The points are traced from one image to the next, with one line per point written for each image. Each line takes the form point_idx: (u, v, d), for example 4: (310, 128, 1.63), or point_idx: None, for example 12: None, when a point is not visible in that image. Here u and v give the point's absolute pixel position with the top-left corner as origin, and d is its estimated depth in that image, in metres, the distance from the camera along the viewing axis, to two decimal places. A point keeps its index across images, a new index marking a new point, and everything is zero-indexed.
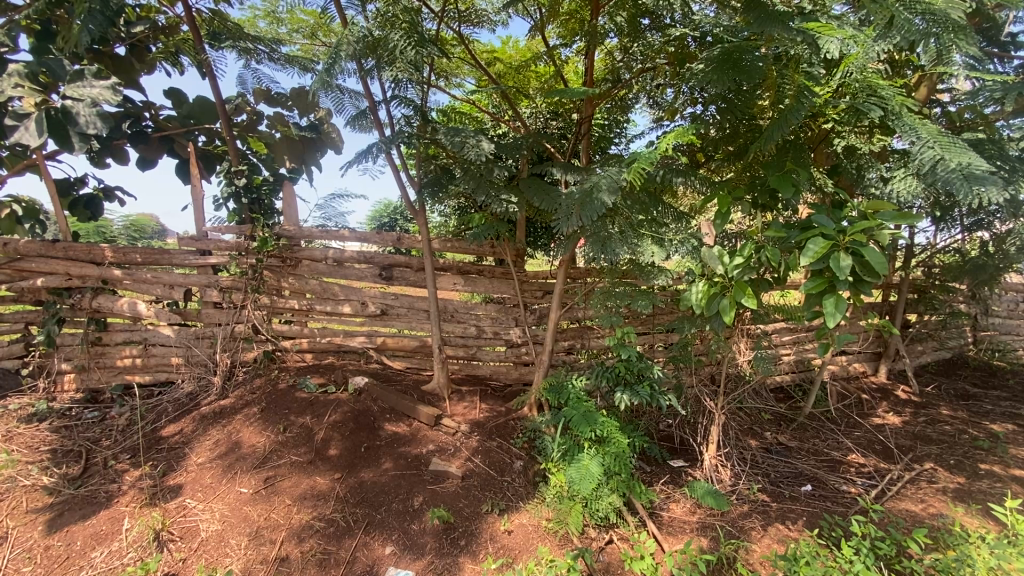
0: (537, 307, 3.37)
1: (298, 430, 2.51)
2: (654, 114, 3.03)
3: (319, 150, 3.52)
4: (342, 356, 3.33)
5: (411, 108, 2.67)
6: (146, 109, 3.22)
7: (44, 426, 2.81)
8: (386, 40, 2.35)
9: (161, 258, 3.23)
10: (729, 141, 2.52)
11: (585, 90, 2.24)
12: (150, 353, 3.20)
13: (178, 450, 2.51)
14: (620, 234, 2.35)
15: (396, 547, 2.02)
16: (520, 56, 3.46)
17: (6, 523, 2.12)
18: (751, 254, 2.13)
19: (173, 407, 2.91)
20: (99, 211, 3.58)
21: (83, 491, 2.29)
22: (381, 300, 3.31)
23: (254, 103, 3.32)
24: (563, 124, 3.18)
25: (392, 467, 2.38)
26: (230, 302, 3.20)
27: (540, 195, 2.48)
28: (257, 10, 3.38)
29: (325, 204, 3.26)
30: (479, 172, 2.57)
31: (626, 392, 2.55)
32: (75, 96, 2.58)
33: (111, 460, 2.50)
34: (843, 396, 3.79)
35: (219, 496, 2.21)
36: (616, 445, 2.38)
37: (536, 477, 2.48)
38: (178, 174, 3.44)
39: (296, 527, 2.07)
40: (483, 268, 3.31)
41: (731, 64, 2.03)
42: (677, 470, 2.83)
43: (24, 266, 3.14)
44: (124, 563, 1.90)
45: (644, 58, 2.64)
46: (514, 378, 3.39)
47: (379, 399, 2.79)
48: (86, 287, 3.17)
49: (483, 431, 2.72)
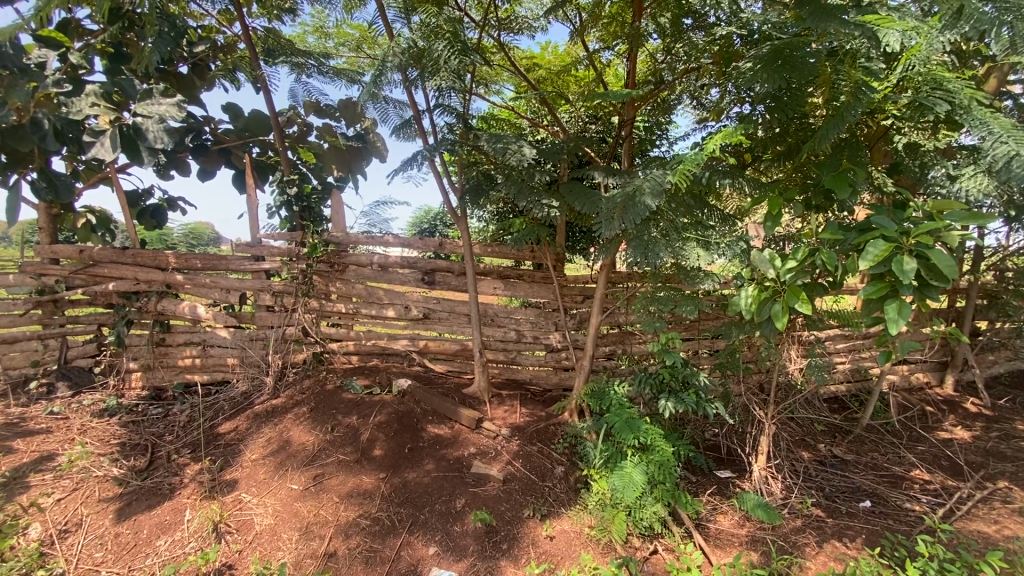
0: (577, 312, 3.34)
1: (345, 430, 2.59)
2: (698, 114, 2.93)
3: (365, 159, 3.64)
4: (386, 358, 3.43)
5: (453, 117, 2.73)
6: (205, 123, 3.41)
7: (115, 420, 3.02)
8: (432, 50, 2.42)
9: (218, 263, 3.39)
10: (778, 141, 2.42)
11: (630, 91, 2.24)
12: (209, 353, 3.39)
13: (234, 447, 2.64)
14: (664, 237, 2.32)
15: (439, 548, 2.04)
16: (559, 61, 3.47)
17: (81, 510, 2.28)
18: (805, 258, 2.04)
19: (229, 405, 3.07)
20: (164, 220, 3.82)
21: (149, 482, 2.45)
22: (423, 304, 3.37)
23: (305, 115, 3.47)
24: (602, 128, 3.19)
25: (435, 468, 2.42)
26: (281, 306, 3.33)
27: (581, 199, 2.47)
28: (306, 26, 3.56)
29: (370, 211, 3.37)
30: (520, 177, 2.58)
31: (671, 399, 2.48)
32: (145, 113, 2.77)
33: (174, 454, 2.65)
34: (904, 407, 3.58)
35: (272, 491, 2.31)
36: (661, 453, 2.31)
37: (577, 483, 2.47)
38: (235, 184, 3.62)
39: (343, 524, 2.13)
40: (522, 272, 3.33)
41: (781, 61, 1.96)
42: (724, 481, 2.74)
43: (99, 271, 3.39)
44: (186, 552, 2.01)
45: (688, 57, 2.59)
46: (555, 384, 3.37)
47: (421, 401, 2.84)
48: (152, 291, 3.38)
49: (524, 436, 2.72)
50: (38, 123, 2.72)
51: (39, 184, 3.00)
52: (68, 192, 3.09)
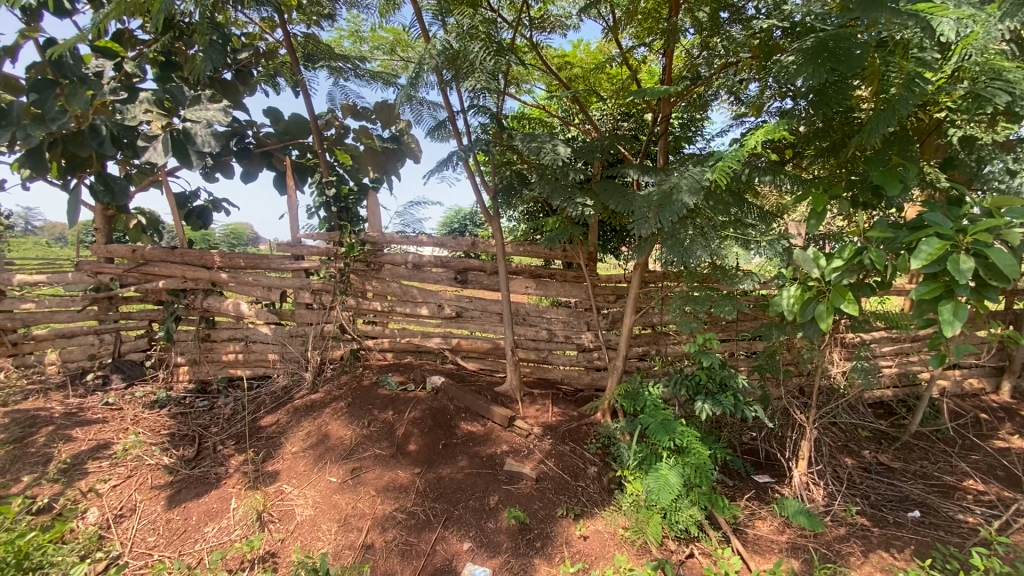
0: (609, 312, 3.31)
1: (381, 425, 2.64)
2: (735, 110, 2.87)
3: (400, 160, 3.71)
4: (420, 356, 3.48)
5: (487, 117, 2.75)
6: (249, 127, 3.53)
7: (165, 412, 3.18)
8: (467, 52, 2.44)
9: (260, 262, 3.50)
10: (823, 136, 2.34)
11: (668, 88, 2.20)
12: (251, 349, 3.52)
13: (276, 439, 2.73)
14: (702, 236, 2.28)
15: (473, 544, 2.07)
16: (591, 59, 3.46)
17: (135, 496, 2.41)
18: (853, 257, 1.96)
19: (271, 399, 3.18)
20: (209, 220, 3.98)
21: (197, 471, 2.56)
22: (456, 303, 3.41)
23: (342, 118, 3.56)
24: (635, 125, 3.18)
25: (469, 465, 2.44)
26: (320, 303, 3.43)
27: (615, 198, 2.45)
28: (342, 31, 3.65)
29: (404, 211, 3.43)
30: (554, 177, 2.58)
31: (708, 401, 2.43)
32: (194, 118, 2.91)
33: (220, 445, 2.77)
34: (956, 413, 3.40)
35: (312, 483, 2.38)
36: (697, 456, 2.27)
37: (611, 484, 2.45)
38: (276, 186, 3.74)
39: (380, 517, 2.17)
40: (554, 271, 3.32)
41: (827, 54, 1.90)
42: (763, 485, 2.67)
43: (150, 269, 3.56)
44: (232, 539, 2.10)
45: (726, 52, 2.54)
46: (587, 384, 3.36)
47: (455, 399, 2.88)
48: (199, 288, 3.52)
49: (556, 435, 2.72)
50: (96, 129, 2.90)
51: (97, 188, 3.18)
52: (124, 194, 3.26)
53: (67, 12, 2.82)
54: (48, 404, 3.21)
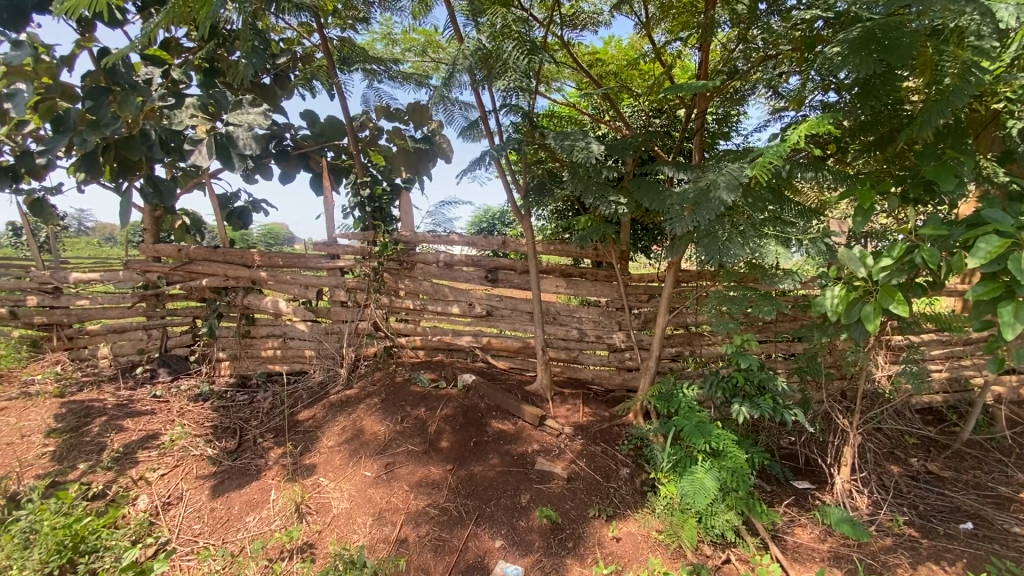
0: (641, 311, 3.26)
1: (413, 421, 2.68)
2: (773, 104, 2.79)
3: (432, 160, 3.75)
4: (451, 354, 3.51)
5: (519, 116, 2.75)
6: (287, 130, 3.63)
7: (208, 405, 3.30)
8: (500, 51, 2.45)
9: (297, 261, 3.59)
10: (869, 130, 2.24)
11: (705, 83, 2.15)
12: (289, 345, 3.63)
13: (313, 433, 2.81)
14: (740, 234, 2.22)
15: (505, 541, 2.08)
16: (623, 55, 3.43)
17: (182, 484, 2.52)
18: (903, 255, 1.88)
19: (308, 394, 3.27)
20: (249, 221, 4.12)
21: (239, 463, 2.66)
22: (487, 301, 3.43)
23: (376, 119, 3.62)
24: (667, 121, 3.13)
25: (500, 463, 2.45)
26: (354, 301, 3.50)
27: (649, 196, 2.41)
28: (376, 34, 3.71)
29: (436, 211, 3.47)
30: (587, 175, 2.56)
31: (746, 404, 2.36)
32: (236, 122, 3.01)
33: (259, 438, 2.86)
34: (1013, 421, 3.21)
35: (347, 477, 2.43)
36: (733, 460, 2.22)
37: (644, 486, 2.42)
38: (313, 187, 3.84)
39: (413, 512, 2.21)
40: (585, 271, 3.29)
41: (875, 45, 1.83)
42: (802, 492, 2.59)
43: (194, 268, 3.71)
44: (272, 529, 2.18)
45: (765, 45, 2.47)
46: (618, 384, 3.32)
47: (486, 397, 2.90)
48: (239, 286, 3.64)
49: (587, 435, 2.70)
50: (146, 134, 3.04)
51: (147, 189, 3.32)
52: (171, 196, 3.40)
53: (119, 22, 2.97)
54: (102, 395, 3.39)
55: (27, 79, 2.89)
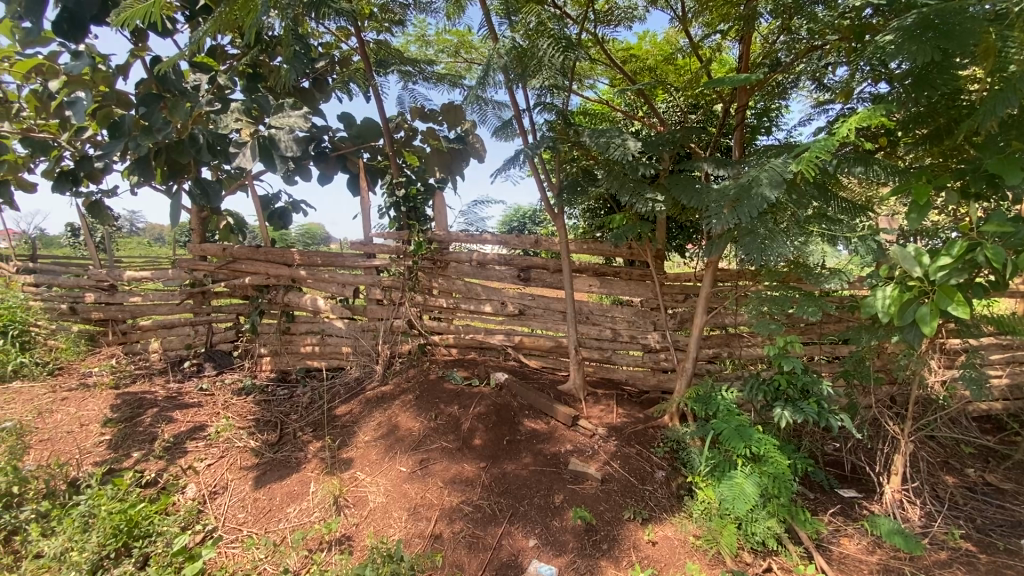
0: (677, 312, 3.19)
1: (447, 419, 2.71)
2: (817, 97, 2.68)
3: (465, 160, 3.77)
4: (483, 352, 3.52)
5: (553, 114, 2.74)
6: (325, 132, 3.72)
7: (251, 398, 3.42)
8: (535, 50, 2.44)
9: (335, 260, 3.68)
10: (924, 122, 2.13)
11: (748, 76, 2.08)
12: (326, 342, 3.72)
13: (349, 428, 2.87)
14: (784, 232, 2.14)
15: (538, 541, 2.07)
16: (658, 51, 3.37)
17: (227, 475, 2.62)
18: (963, 253, 1.77)
19: (345, 389, 3.35)
20: (289, 221, 4.24)
21: (279, 455, 2.74)
22: (519, 300, 3.42)
23: (411, 120, 3.67)
24: (703, 116, 3.06)
25: (533, 462, 2.45)
26: (389, 299, 3.56)
27: (687, 193, 2.36)
28: (411, 36, 3.76)
29: (469, 210, 3.49)
30: (623, 172, 2.52)
31: (788, 408, 2.28)
32: (278, 125, 3.12)
33: (299, 432, 2.95)
34: None
35: (384, 472, 2.48)
36: (775, 465, 2.15)
37: (680, 490, 2.37)
38: (350, 187, 3.92)
39: (447, 508, 2.23)
40: (620, 270, 3.25)
41: (933, 32, 1.74)
42: (848, 500, 2.48)
43: (238, 267, 3.85)
44: (312, 521, 2.24)
45: (810, 35, 2.38)
46: (652, 385, 3.25)
47: (518, 396, 2.90)
48: (280, 284, 3.76)
49: (621, 437, 2.67)
50: (196, 138, 3.12)
51: (195, 191, 3.46)
52: (217, 198, 3.53)
53: (170, 31, 3.09)
54: (153, 387, 3.57)
55: (86, 87, 3.05)
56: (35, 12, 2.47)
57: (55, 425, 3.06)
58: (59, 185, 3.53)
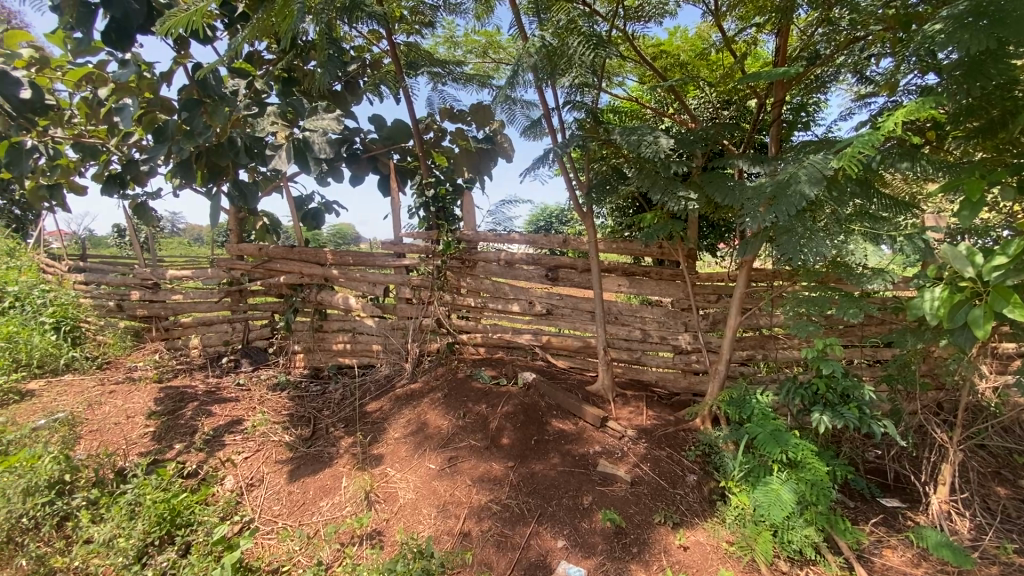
0: (709, 313, 3.13)
1: (475, 417, 2.72)
2: (858, 90, 2.58)
3: (493, 160, 3.78)
4: (511, 351, 3.52)
5: (583, 113, 2.72)
6: (357, 134, 3.79)
7: (285, 394, 3.52)
8: (565, 47, 2.42)
9: (367, 260, 3.74)
10: (976, 114, 2.03)
11: (786, 70, 2.02)
12: (358, 339, 3.79)
13: (380, 424, 2.92)
14: (823, 231, 2.07)
15: (567, 542, 2.06)
16: (689, 46, 3.31)
17: (263, 468, 2.70)
18: (1021, 253, 1.67)
19: (375, 386, 3.41)
20: (321, 221, 4.33)
21: (313, 450, 2.81)
22: (547, 300, 3.41)
23: (440, 121, 3.70)
24: (736, 112, 2.99)
25: (561, 463, 2.44)
26: (418, 298, 3.60)
27: (721, 191, 2.30)
28: (440, 37, 3.79)
29: (496, 210, 3.50)
30: (654, 170, 2.48)
31: (827, 413, 2.20)
32: (312, 127, 3.20)
33: (331, 427, 3.01)
34: None
35: (413, 468, 2.51)
36: (813, 472, 2.08)
37: (712, 494, 2.32)
38: (380, 188, 3.99)
39: (476, 506, 2.24)
40: (650, 270, 3.20)
41: (988, 19, 1.65)
42: (891, 510, 2.38)
43: (273, 266, 3.96)
44: (344, 515, 2.28)
45: (851, 26, 2.30)
46: (683, 388, 3.19)
47: (546, 395, 2.89)
48: (313, 283, 3.85)
49: (651, 439, 2.63)
50: (234, 141, 3.25)
51: (233, 193, 3.57)
52: (253, 199, 3.64)
53: (210, 39, 3.20)
54: (193, 382, 3.71)
55: (132, 94, 3.19)
56: (86, 24, 2.60)
57: (104, 416, 3.21)
58: (107, 188, 3.71)
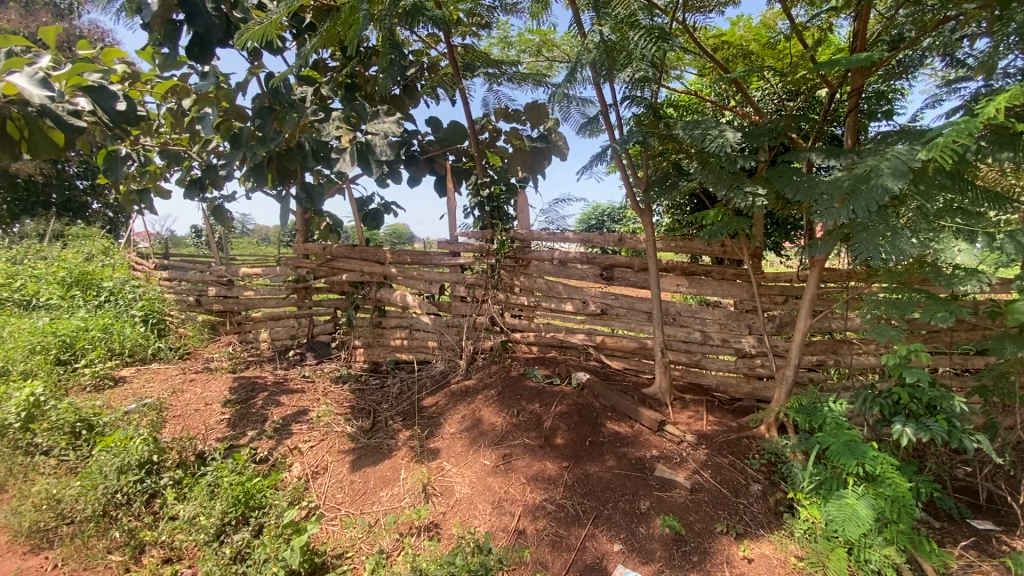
0: (775, 315, 2.98)
1: (528, 416, 2.73)
2: (947, 74, 2.37)
3: (548, 158, 3.77)
4: (564, 351, 3.50)
5: (643, 108, 2.66)
6: (415, 136, 3.89)
7: (346, 386, 3.67)
8: (625, 42, 2.39)
9: (424, 259, 3.83)
10: None
11: (869, 56, 1.88)
12: (415, 336, 3.90)
13: (436, 419, 2.99)
14: (909, 228, 1.92)
15: (624, 546, 2.02)
16: (753, 35, 3.16)
17: (327, 457, 2.83)
18: None
19: (431, 382, 3.49)
20: (380, 221, 4.48)
21: (372, 441, 2.91)
22: (602, 300, 3.36)
23: (496, 121, 3.73)
24: (805, 103, 2.83)
25: (617, 465, 2.40)
26: (472, 297, 3.64)
27: (793, 187, 2.18)
28: (495, 37, 3.81)
29: (550, 208, 3.48)
30: (718, 165, 2.39)
31: (910, 424, 2.03)
32: (374, 131, 3.30)
33: (390, 420, 3.11)
34: None
35: (468, 464, 2.55)
36: (894, 487, 1.94)
37: (779, 506, 2.21)
38: (437, 189, 4.07)
39: (531, 505, 2.24)
40: (711, 269, 3.08)
41: None
42: (983, 533, 2.18)
43: (336, 264, 4.14)
44: (403, 505, 2.35)
45: (941, 5, 2.11)
46: (746, 393, 3.05)
47: (601, 397, 2.85)
48: (373, 281, 4.00)
49: (712, 445, 2.54)
50: (302, 146, 3.47)
51: (301, 195, 3.76)
52: (319, 201, 3.82)
53: (280, 49, 3.37)
54: (264, 373, 3.96)
55: (212, 104, 3.43)
56: (172, 39, 2.81)
57: (186, 403, 3.47)
58: (189, 192, 4.01)
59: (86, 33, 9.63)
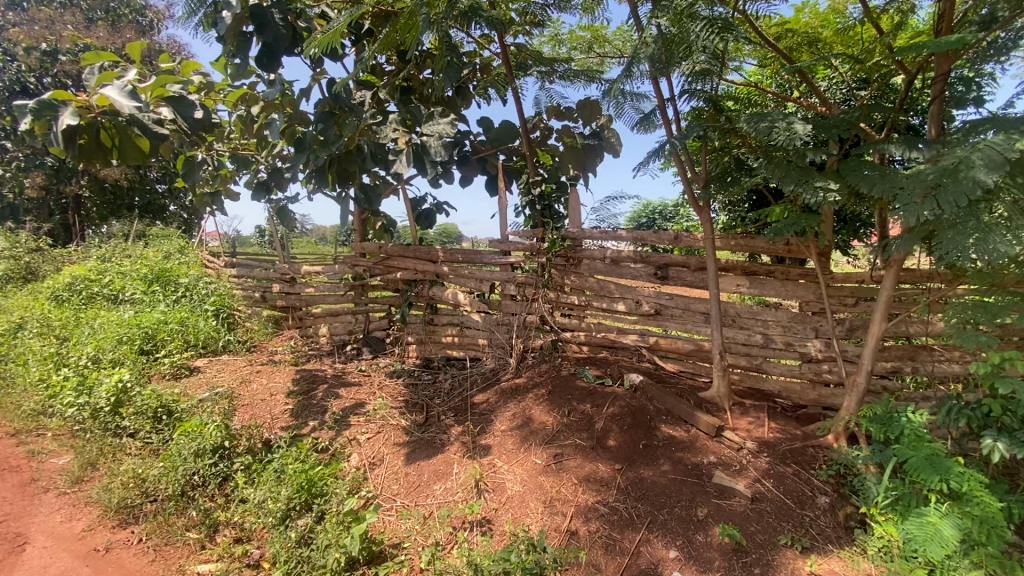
0: (844, 318, 2.81)
1: (580, 416, 2.71)
2: None
3: (601, 156, 3.72)
4: (615, 352, 3.45)
5: (702, 102, 2.57)
6: (467, 137, 3.94)
7: (400, 381, 3.77)
8: (685, 34, 2.31)
9: (475, 257, 3.87)
10: None
11: (962, 37, 1.72)
12: (466, 333, 3.95)
13: (486, 416, 3.02)
14: (1005, 226, 1.75)
15: (681, 554, 1.97)
16: (820, 21, 2.98)
17: (383, 449, 2.92)
18: None
19: (481, 379, 3.53)
20: (432, 220, 4.57)
21: (425, 435, 2.98)
22: (656, 300, 3.28)
23: (548, 120, 3.72)
24: (879, 92, 2.65)
25: (672, 470, 2.34)
26: (523, 295, 3.65)
27: (869, 181, 2.04)
28: (547, 35, 3.79)
29: (602, 206, 3.44)
30: (785, 160, 2.27)
31: (1003, 439, 1.87)
32: (429, 133, 3.38)
33: (442, 416, 3.17)
34: None
35: (520, 462, 2.56)
36: (982, 507, 1.79)
37: (850, 521, 2.08)
38: (488, 188, 4.11)
39: (583, 506, 2.23)
40: (774, 269, 2.94)
41: None
42: None
43: (391, 263, 4.26)
44: (456, 500, 2.40)
45: None
46: (811, 400, 2.88)
47: (655, 399, 2.79)
48: (426, 279, 4.10)
49: (774, 453, 2.42)
50: (361, 149, 3.54)
51: (359, 196, 3.90)
52: (377, 201, 3.95)
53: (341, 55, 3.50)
54: (324, 366, 4.14)
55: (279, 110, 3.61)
56: (243, 50, 2.99)
57: (253, 393, 3.69)
58: (257, 193, 4.24)
59: (166, 48, 10.41)
